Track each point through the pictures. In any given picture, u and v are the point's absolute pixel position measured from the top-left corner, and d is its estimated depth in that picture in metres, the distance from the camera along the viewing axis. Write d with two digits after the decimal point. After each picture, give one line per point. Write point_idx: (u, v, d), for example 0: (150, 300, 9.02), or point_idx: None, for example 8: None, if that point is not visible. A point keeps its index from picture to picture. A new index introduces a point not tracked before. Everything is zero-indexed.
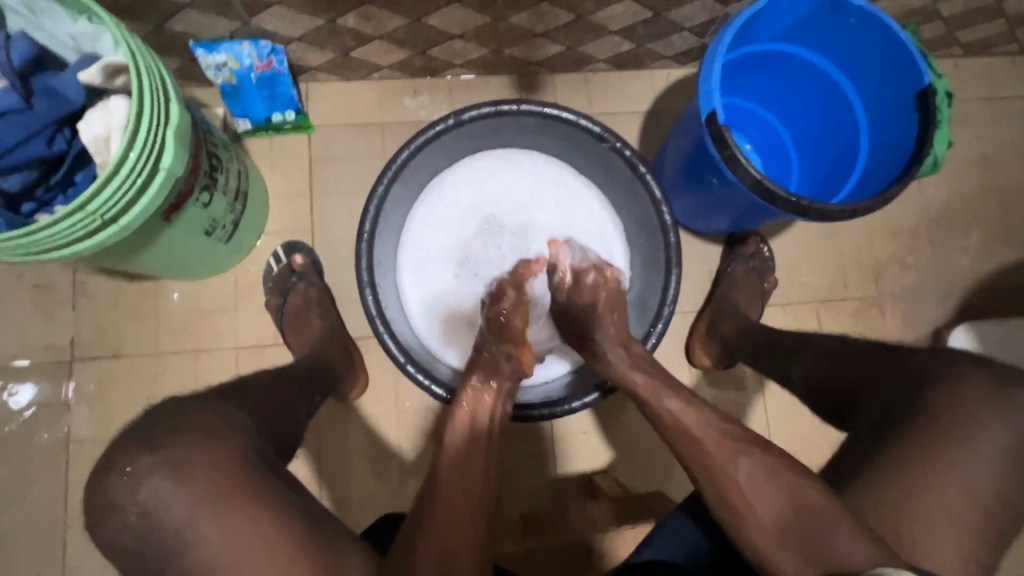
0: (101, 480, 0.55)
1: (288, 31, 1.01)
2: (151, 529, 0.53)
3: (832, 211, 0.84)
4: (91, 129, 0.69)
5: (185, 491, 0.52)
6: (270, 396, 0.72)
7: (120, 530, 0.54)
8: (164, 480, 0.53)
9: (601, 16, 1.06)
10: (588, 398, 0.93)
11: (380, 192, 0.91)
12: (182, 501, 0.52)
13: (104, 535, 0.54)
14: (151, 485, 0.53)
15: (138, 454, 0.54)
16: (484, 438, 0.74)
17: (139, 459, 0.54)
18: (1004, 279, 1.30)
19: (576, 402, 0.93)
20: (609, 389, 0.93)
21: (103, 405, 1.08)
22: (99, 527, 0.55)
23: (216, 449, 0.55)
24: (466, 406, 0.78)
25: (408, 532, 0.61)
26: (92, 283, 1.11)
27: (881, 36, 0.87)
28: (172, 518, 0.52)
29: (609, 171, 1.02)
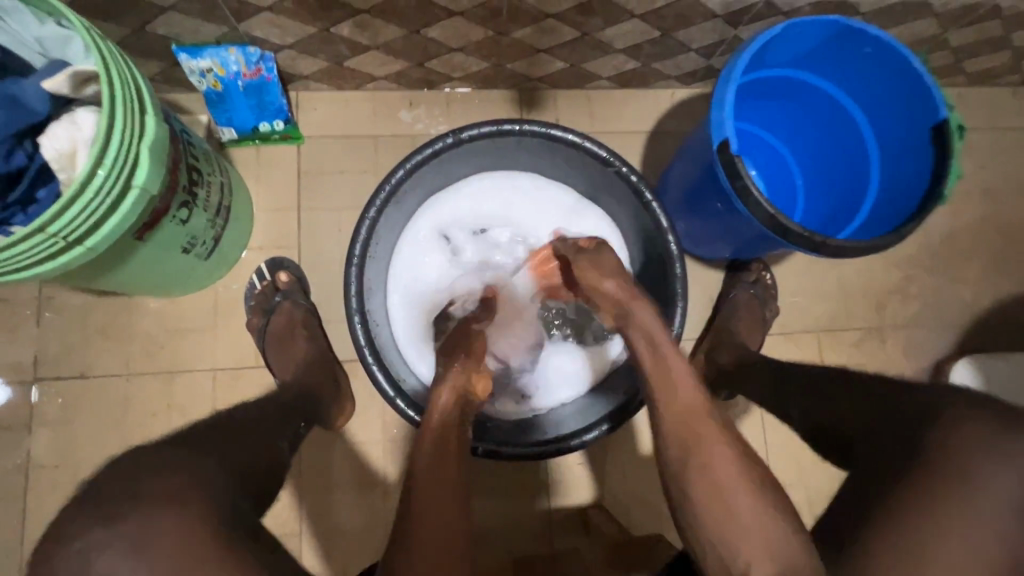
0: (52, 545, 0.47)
1: (278, 37, 0.95)
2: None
3: (847, 248, 0.81)
4: (54, 144, 0.63)
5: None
6: (249, 440, 0.65)
7: None
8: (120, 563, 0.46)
9: (608, 33, 1.02)
10: (588, 436, 0.88)
11: (373, 213, 0.86)
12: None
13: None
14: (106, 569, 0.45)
15: (97, 520, 0.47)
16: (459, 473, 0.70)
17: (95, 530, 0.46)
18: (1004, 312, 1.28)
19: (576, 440, 0.88)
20: (639, 403, 0.89)
21: (67, 431, 1.01)
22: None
23: (185, 518, 0.48)
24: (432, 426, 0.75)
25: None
26: (60, 297, 1.04)
27: (897, 68, 0.84)
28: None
29: (614, 195, 0.98)
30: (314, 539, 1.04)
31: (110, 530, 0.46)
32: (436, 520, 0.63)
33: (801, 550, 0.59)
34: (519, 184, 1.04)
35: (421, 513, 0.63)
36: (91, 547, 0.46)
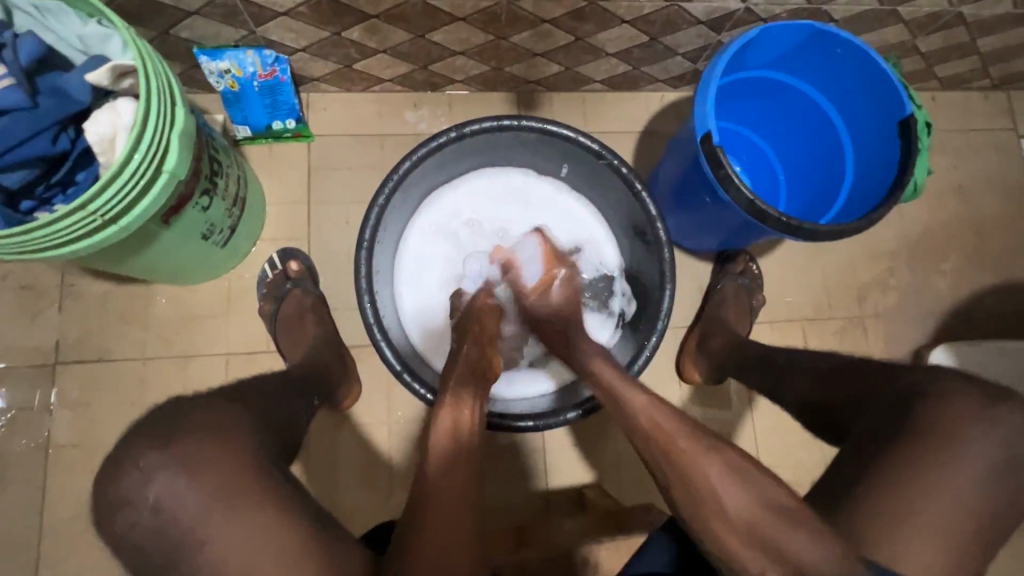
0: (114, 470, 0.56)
1: (293, 41, 1.02)
2: (165, 527, 0.55)
3: (822, 232, 0.87)
4: (98, 129, 0.69)
5: (193, 503, 0.54)
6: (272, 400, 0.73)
7: (131, 526, 0.55)
8: (171, 487, 0.54)
9: (600, 38, 1.09)
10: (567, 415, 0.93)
11: (382, 201, 0.92)
12: (193, 506, 0.54)
13: (115, 532, 0.56)
14: (162, 489, 0.54)
15: (152, 448, 0.56)
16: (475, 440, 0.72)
17: (151, 455, 0.55)
18: (980, 302, 1.35)
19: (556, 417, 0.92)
20: (597, 405, 0.92)
21: (85, 412, 1.06)
22: (109, 523, 0.56)
23: None
24: (447, 420, 0.72)
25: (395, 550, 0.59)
26: (81, 285, 1.09)
27: (866, 67, 0.92)
28: (181, 532, 0.54)
29: (606, 187, 1.04)
30: None
31: (165, 454, 0.55)
32: (448, 487, 0.64)
33: (778, 499, 0.65)
34: (518, 179, 1.11)
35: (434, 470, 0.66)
36: (150, 468, 0.55)
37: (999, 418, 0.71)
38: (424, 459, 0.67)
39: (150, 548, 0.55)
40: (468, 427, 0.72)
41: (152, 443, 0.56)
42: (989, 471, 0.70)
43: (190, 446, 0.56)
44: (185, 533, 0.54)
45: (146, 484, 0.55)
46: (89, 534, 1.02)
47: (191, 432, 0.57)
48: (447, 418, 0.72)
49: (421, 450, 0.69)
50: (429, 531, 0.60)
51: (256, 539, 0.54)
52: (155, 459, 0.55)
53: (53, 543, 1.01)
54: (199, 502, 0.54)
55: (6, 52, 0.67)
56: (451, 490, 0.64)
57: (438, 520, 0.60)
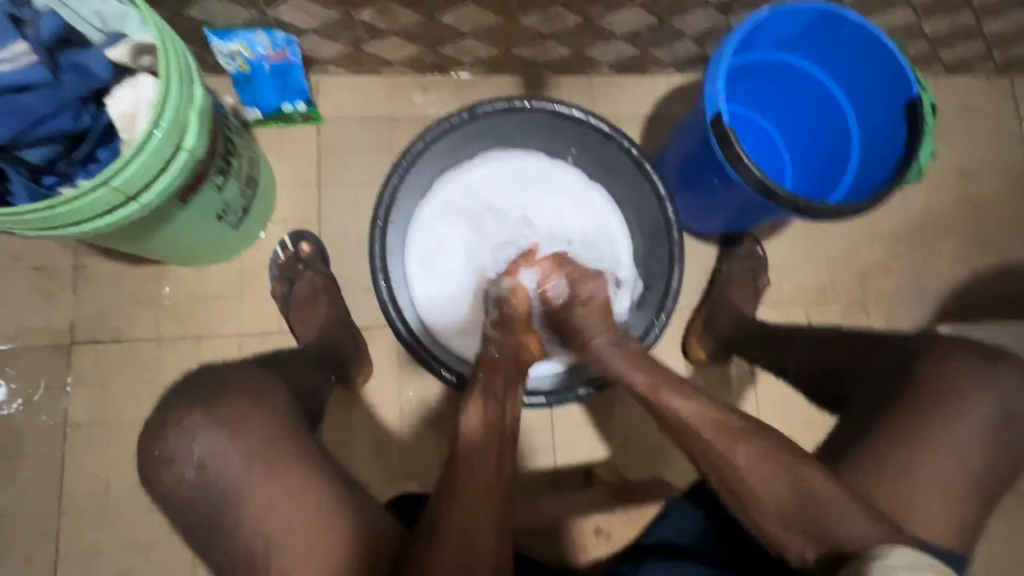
0: (155, 429, 0.62)
1: (303, 22, 1.02)
2: (201, 482, 0.61)
3: (829, 210, 0.89)
4: (120, 105, 0.71)
5: (225, 460, 0.61)
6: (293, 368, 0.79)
7: (168, 483, 0.61)
8: (212, 444, 0.61)
9: (609, 20, 1.10)
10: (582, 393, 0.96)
11: (395, 180, 0.93)
12: (230, 463, 0.61)
13: (156, 486, 0.62)
14: (198, 450, 0.61)
15: (188, 411, 0.62)
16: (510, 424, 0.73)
17: (190, 416, 0.62)
18: (980, 284, 1.37)
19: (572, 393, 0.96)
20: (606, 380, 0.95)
21: (101, 390, 1.07)
22: (152, 479, 0.62)
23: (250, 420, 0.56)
24: (478, 408, 0.72)
25: (427, 520, 0.61)
26: (94, 267, 1.10)
27: (873, 48, 0.93)
28: (217, 485, 0.60)
29: (615, 168, 1.05)
30: None
31: (202, 415, 0.62)
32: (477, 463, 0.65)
33: (785, 468, 0.67)
34: (529, 161, 1.12)
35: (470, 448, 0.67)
36: (186, 430, 0.61)
37: (1010, 382, 0.73)
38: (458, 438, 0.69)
39: (188, 501, 0.61)
40: (499, 415, 0.72)
41: (190, 405, 0.63)
42: (992, 440, 0.72)
43: (223, 409, 0.63)
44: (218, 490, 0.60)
45: (183, 444, 0.61)
46: (107, 509, 1.04)
47: (226, 393, 0.64)
48: (477, 405, 0.72)
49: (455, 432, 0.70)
50: (458, 500, 0.61)
51: (280, 496, 0.60)
52: (193, 419, 0.61)
53: (72, 519, 1.03)
54: (232, 458, 0.61)
55: (28, 30, 0.67)
56: (481, 468, 0.64)
57: (468, 490, 0.62)
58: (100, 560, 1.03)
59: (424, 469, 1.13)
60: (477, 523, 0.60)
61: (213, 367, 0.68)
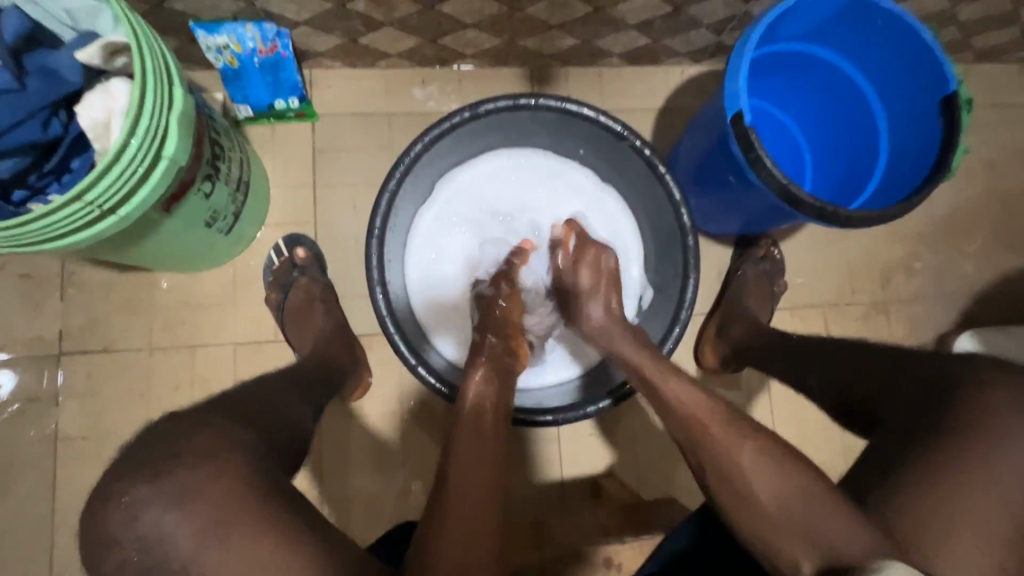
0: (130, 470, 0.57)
1: (295, 14, 0.96)
2: None
3: (857, 218, 0.83)
4: (90, 113, 0.65)
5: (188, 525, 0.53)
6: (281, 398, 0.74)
7: None
8: (167, 514, 0.53)
9: (621, 9, 1.02)
10: (600, 405, 0.90)
11: (392, 186, 0.87)
12: (186, 535, 0.53)
13: None
14: (153, 521, 0.53)
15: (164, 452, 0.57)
16: (499, 435, 0.73)
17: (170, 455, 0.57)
18: (1007, 286, 1.31)
19: (589, 407, 0.90)
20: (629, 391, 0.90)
21: (92, 402, 1.04)
22: None
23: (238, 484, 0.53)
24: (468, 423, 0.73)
25: (414, 553, 0.58)
26: (82, 273, 1.06)
27: (909, 38, 0.85)
28: None
29: (626, 169, 0.99)
30: (334, 506, 1.07)
31: (155, 487, 0.54)
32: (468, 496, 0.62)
33: None
34: (535, 161, 1.06)
35: (459, 477, 0.65)
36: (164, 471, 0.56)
37: None
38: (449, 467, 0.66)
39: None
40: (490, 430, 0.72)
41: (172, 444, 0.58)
42: None
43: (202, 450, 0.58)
44: None
45: (136, 516, 0.53)
46: None
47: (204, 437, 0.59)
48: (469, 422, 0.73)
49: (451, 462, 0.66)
50: (456, 545, 0.57)
51: None
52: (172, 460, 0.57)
53: (67, 533, 1.01)
54: None
55: None
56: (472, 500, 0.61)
57: (464, 533, 0.58)
58: None
59: (428, 483, 1.09)
60: (469, 557, 0.57)
61: (171, 421, 0.60)
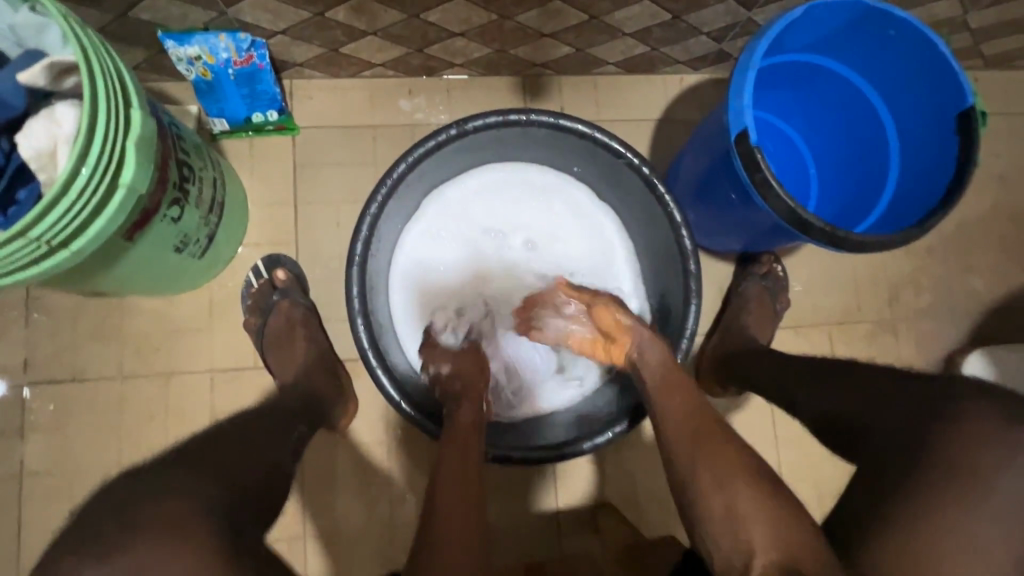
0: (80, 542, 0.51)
1: (270, 23, 0.90)
2: None
3: (869, 242, 0.77)
4: (32, 142, 0.59)
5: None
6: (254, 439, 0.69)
7: None
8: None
9: (617, 17, 0.97)
10: (599, 440, 0.85)
11: (374, 209, 0.82)
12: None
13: None
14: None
15: (111, 534, 0.50)
16: (482, 479, 0.69)
17: (115, 536, 0.50)
18: (1017, 302, 1.26)
19: (586, 443, 0.85)
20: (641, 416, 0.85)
21: (60, 435, 0.98)
22: None
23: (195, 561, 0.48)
24: (456, 464, 0.69)
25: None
26: (49, 298, 1.00)
27: (922, 51, 0.80)
28: None
29: (623, 187, 0.94)
30: (318, 542, 1.02)
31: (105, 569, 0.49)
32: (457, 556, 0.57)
33: None
34: (528, 177, 1.01)
35: (443, 533, 0.60)
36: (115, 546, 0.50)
37: None
38: (436, 520, 0.61)
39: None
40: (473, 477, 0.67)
41: (133, 505, 0.53)
42: None
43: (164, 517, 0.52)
44: None
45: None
46: None
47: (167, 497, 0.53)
48: (456, 466, 0.68)
49: (433, 518, 0.62)
50: None
51: None
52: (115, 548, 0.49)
53: None
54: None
55: None
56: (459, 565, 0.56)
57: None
58: None
59: (418, 516, 1.04)
60: None
61: (131, 487, 0.56)
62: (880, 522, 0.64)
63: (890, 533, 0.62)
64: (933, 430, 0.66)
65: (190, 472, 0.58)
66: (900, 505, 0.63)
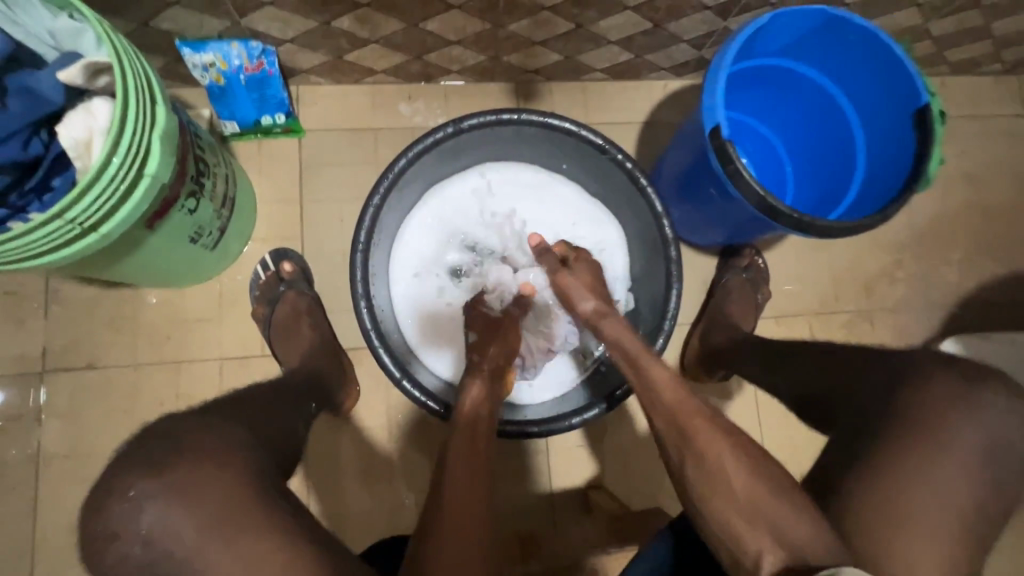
0: (103, 499, 0.54)
1: (280, 32, 0.97)
2: (157, 558, 0.53)
3: (834, 228, 0.84)
4: (71, 132, 0.65)
5: (190, 526, 0.53)
6: (270, 404, 0.75)
7: (121, 558, 0.54)
8: (169, 511, 0.53)
9: (602, 26, 1.04)
10: (587, 416, 0.90)
11: (377, 200, 0.88)
12: (190, 532, 0.53)
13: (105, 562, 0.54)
14: (155, 518, 0.53)
15: (143, 477, 0.54)
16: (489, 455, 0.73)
17: (143, 485, 0.53)
18: (988, 293, 1.32)
19: (576, 418, 0.90)
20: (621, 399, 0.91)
21: (75, 420, 1.03)
22: (102, 554, 0.54)
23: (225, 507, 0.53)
24: (463, 443, 0.73)
25: (413, 574, 0.59)
26: (67, 291, 1.06)
27: (880, 54, 0.87)
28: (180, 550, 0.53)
29: (609, 182, 1.01)
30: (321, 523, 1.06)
31: (155, 482, 0.53)
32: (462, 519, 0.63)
33: None
34: (522, 173, 1.07)
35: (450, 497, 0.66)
36: (140, 499, 0.53)
37: None
38: (444, 489, 0.66)
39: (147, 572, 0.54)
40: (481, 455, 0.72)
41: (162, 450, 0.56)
42: (1005, 475, 0.67)
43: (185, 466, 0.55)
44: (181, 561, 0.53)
45: (141, 509, 0.53)
46: None
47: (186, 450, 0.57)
48: (462, 442, 0.73)
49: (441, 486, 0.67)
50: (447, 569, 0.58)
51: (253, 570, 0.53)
52: (147, 489, 0.53)
53: (47, 555, 0.99)
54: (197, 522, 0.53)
55: None
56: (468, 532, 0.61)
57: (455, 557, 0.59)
58: None
59: (417, 498, 1.09)
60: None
61: (172, 418, 0.60)
62: (846, 480, 0.69)
63: (852, 489, 0.68)
64: (893, 397, 0.72)
65: (219, 419, 0.63)
66: (862, 463, 0.69)
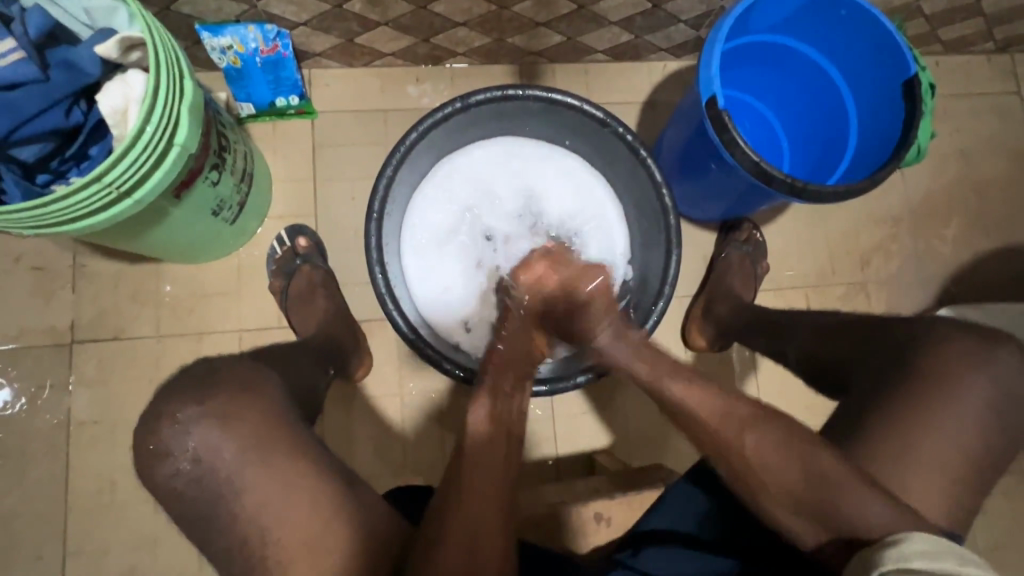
0: (153, 424, 0.62)
1: (294, 16, 1.01)
2: (201, 475, 0.61)
3: (827, 192, 0.88)
4: (110, 102, 0.70)
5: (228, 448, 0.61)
6: (291, 361, 0.81)
7: (172, 475, 0.62)
8: (210, 434, 0.61)
9: (602, 6, 1.09)
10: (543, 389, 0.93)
11: (389, 171, 0.92)
12: (230, 453, 0.61)
13: (157, 481, 0.62)
14: (201, 438, 0.61)
15: (187, 404, 0.62)
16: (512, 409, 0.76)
17: (188, 410, 0.62)
18: (981, 266, 1.36)
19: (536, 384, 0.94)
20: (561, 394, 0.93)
21: (103, 389, 1.08)
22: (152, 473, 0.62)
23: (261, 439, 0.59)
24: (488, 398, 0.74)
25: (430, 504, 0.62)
26: (93, 266, 1.11)
27: (870, 27, 0.91)
28: (221, 470, 0.61)
29: (611, 155, 1.05)
30: None
31: (200, 408, 0.62)
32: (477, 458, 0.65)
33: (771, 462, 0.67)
34: (528, 149, 1.12)
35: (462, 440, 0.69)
36: (187, 422, 0.62)
37: (1013, 364, 0.72)
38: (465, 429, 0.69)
39: (193, 486, 0.61)
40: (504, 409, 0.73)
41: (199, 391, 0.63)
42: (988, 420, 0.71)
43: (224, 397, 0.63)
44: (222, 482, 0.61)
45: (188, 430, 0.62)
46: (113, 504, 1.05)
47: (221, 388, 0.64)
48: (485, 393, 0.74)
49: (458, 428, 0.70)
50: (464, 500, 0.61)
51: (286, 488, 0.61)
52: (192, 413, 0.62)
53: (79, 516, 1.04)
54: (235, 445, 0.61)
55: (15, 26, 0.68)
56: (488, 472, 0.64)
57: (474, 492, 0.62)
58: (107, 556, 1.04)
59: (428, 461, 1.13)
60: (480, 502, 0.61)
61: (208, 361, 0.69)
62: None
63: None
64: None
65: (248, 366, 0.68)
66: None
